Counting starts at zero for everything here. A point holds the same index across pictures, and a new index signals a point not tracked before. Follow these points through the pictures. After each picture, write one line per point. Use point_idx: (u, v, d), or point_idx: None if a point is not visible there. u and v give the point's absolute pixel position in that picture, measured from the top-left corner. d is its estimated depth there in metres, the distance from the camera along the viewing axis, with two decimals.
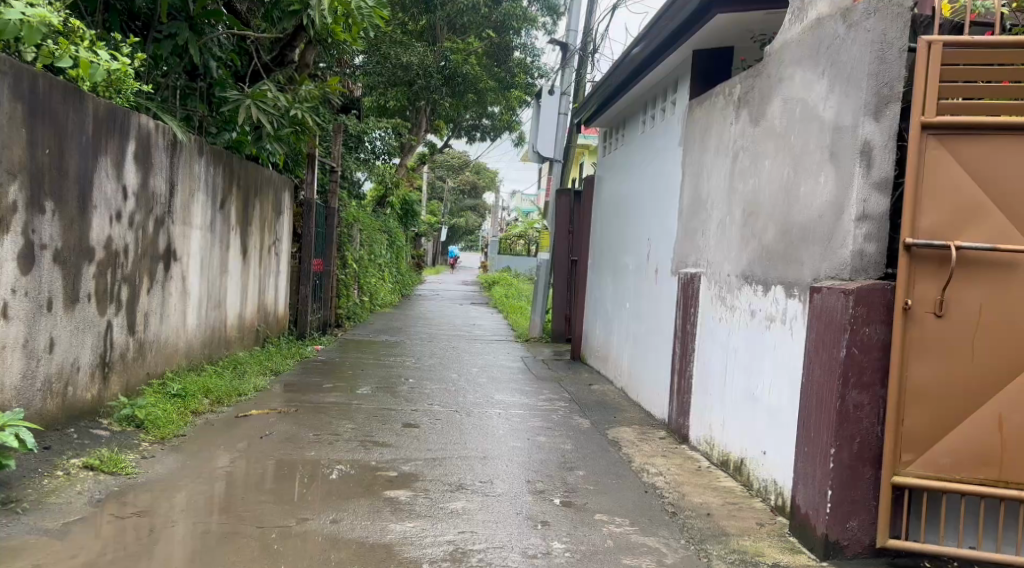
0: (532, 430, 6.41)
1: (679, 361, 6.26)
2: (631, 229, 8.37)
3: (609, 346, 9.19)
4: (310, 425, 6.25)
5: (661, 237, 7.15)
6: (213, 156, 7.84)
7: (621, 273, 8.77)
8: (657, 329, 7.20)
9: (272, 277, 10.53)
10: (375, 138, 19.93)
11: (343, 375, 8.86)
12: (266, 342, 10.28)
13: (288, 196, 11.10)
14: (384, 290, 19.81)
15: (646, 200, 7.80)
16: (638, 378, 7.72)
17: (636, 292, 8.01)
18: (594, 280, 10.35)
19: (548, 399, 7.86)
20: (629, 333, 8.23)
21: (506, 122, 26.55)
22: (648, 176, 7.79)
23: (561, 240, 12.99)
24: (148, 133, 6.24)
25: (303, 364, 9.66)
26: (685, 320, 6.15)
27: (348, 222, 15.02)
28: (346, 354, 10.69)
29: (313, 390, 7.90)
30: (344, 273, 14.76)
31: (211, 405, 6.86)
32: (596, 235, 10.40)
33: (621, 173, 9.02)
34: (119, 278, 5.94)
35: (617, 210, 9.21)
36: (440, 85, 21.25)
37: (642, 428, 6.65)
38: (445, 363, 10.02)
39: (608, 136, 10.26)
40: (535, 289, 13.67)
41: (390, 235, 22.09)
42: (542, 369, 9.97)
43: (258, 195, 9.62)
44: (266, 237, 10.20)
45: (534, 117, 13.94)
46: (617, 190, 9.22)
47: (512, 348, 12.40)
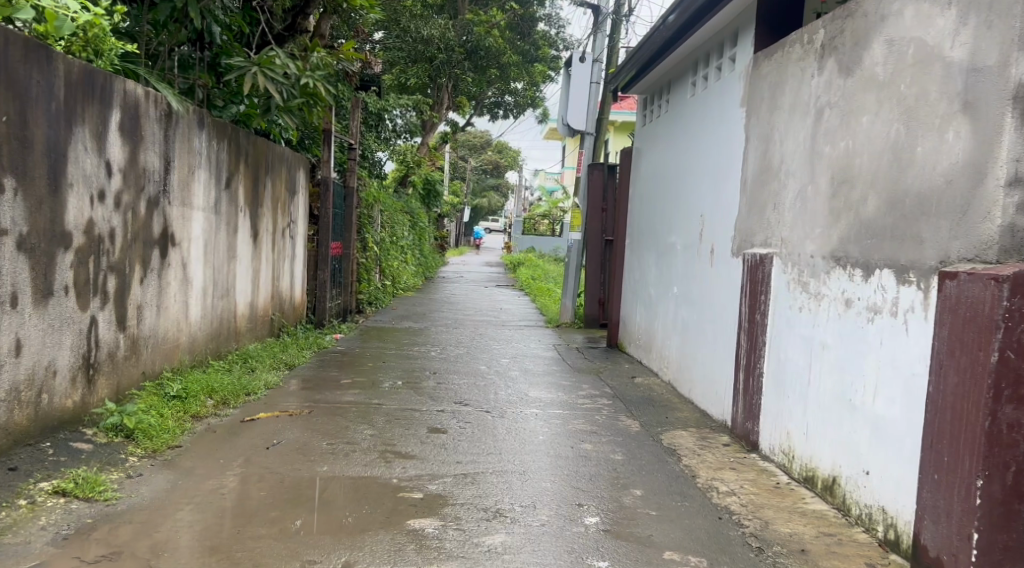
0: (576, 435, 5.63)
1: (743, 356, 5.49)
2: (678, 205, 7.56)
3: (651, 335, 8.40)
4: (324, 431, 5.51)
5: (717, 213, 6.38)
6: (215, 130, 7.07)
7: (666, 255, 7.98)
8: (712, 317, 6.39)
9: (287, 262, 9.79)
10: (396, 116, 19.14)
11: (362, 368, 8.14)
12: (282, 332, 9.57)
13: (303, 174, 10.36)
14: (406, 273, 19.04)
15: (697, 173, 6.98)
16: (689, 373, 6.93)
17: (685, 275, 7.24)
18: (633, 262, 9.54)
19: (589, 395, 7.09)
20: (677, 321, 7.43)
21: (530, 98, 25.66)
22: (699, 144, 6.97)
23: (594, 218, 12.09)
24: (137, 100, 5.49)
25: (320, 355, 8.93)
26: (751, 311, 5.39)
27: (368, 202, 14.26)
28: (367, 344, 9.96)
29: (330, 387, 7.17)
30: (364, 257, 14.04)
31: (215, 407, 6.14)
32: (635, 213, 9.57)
33: (665, 143, 8.20)
34: (104, 267, 5.20)
35: (659, 185, 8.41)
36: (462, 60, 20.64)
37: (700, 430, 5.87)
38: (473, 354, 9.28)
39: (649, 104, 9.34)
40: (566, 271, 12.83)
41: (411, 216, 21.31)
42: (577, 359, 9.20)
43: (269, 174, 8.89)
44: (280, 219, 9.46)
45: (564, 86, 13.02)
46: (660, 163, 8.42)
47: (544, 335, 11.61)
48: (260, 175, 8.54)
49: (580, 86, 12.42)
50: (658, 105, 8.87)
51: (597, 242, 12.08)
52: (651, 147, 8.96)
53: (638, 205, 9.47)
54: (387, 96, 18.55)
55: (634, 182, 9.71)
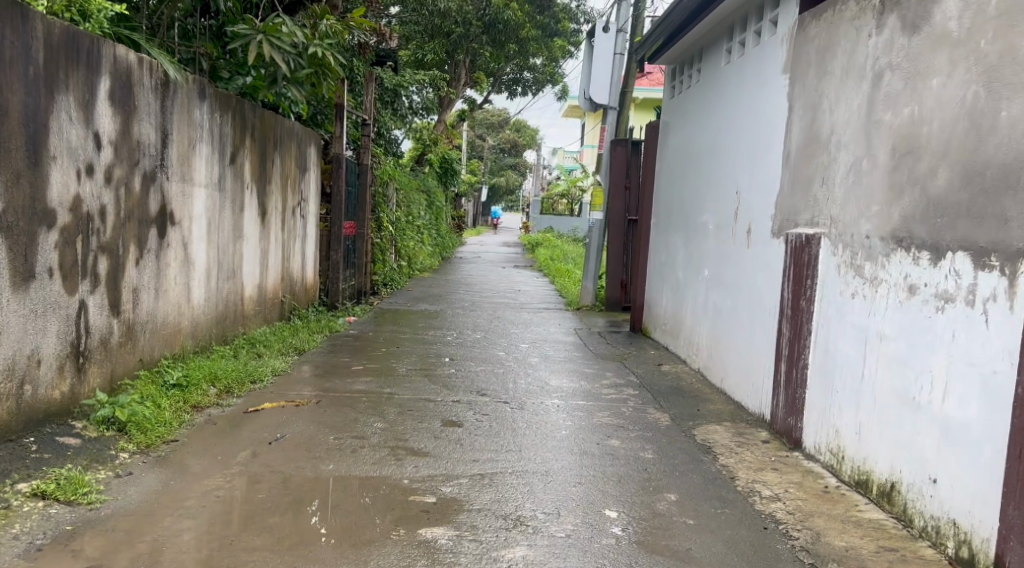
0: (603, 429, 5.23)
1: (787, 346, 5.08)
2: (710, 182, 7.13)
3: (679, 320, 8.00)
4: (332, 424, 5.14)
5: (757, 190, 5.98)
6: (219, 101, 6.67)
7: (696, 235, 7.56)
8: (749, 302, 5.98)
9: (298, 242, 9.41)
10: (412, 92, 18.73)
11: (375, 354, 7.77)
12: (293, 315, 9.19)
13: (315, 150, 9.98)
14: (422, 253, 18.65)
15: (733, 147, 6.55)
16: (722, 361, 6.53)
17: (719, 257, 6.84)
18: (659, 242, 9.12)
19: (613, 383, 6.69)
20: (708, 306, 7.01)
21: (549, 74, 25.16)
22: (736, 116, 6.53)
23: (616, 197, 11.66)
24: (129, 67, 5.12)
25: (332, 339, 8.57)
26: (796, 297, 4.98)
27: (383, 181, 13.86)
28: (381, 327, 9.59)
29: (340, 374, 6.79)
30: (379, 236, 13.65)
31: (218, 396, 5.74)
32: (661, 191, 9.14)
33: (696, 117, 7.77)
34: (94, 248, 4.83)
35: (689, 161, 7.98)
36: (480, 34, 20.27)
37: (736, 426, 5.44)
38: (491, 338, 8.89)
39: (676, 74, 8.88)
40: (587, 252, 12.39)
41: (428, 195, 20.93)
42: (599, 345, 8.78)
43: (279, 150, 8.51)
44: (290, 197, 9.07)
45: (586, 57, 12.53)
46: (689, 138, 7.99)
47: (564, 318, 11.21)
48: (269, 151, 8.16)
49: (603, 59, 11.94)
50: (689, 76, 8.40)
51: (619, 219, 11.71)
52: (679, 120, 8.50)
53: (664, 182, 9.03)
54: (404, 72, 18.20)
55: (661, 158, 9.27)
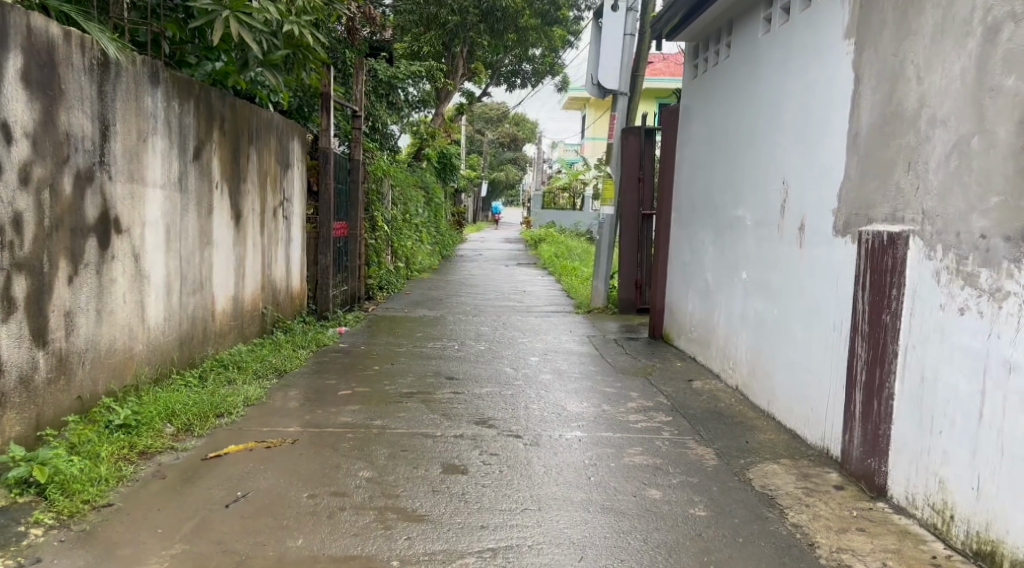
0: (637, 474, 4.32)
1: (863, 372, 4.21)
2: (749, 172, 6.27)
3: (709, 328, 7.11)
4: (308, 473, 4.23)
5: (814, 183, 5.12)
6: (175, 88, 5.72)
7: (729, 232, 6.68)
8: (806, 315, 5.10)
9: (282, 247, 8.50)
10: (408, 84, 17.88)
11: (367, 372, 6.86)
12: (276, 326, 8.27)
13: (300, 144, 9.08)
14: (421, 252, 17.72)
15: (780, 132, 5.68)
16: (769, 381, 5.65)
17: (761, 259, 5.97)
18: (680, 239, 8.22)
19: (640, 407, 5.78)
20: (749, 315, 6.13)
21: (550, 64, 24.31)
22: (782, 97, 5.67)
23: (630, 189, 10.75)
24: (49, 42, 4.21)
25: (319, 355, 7.66)
26: (876, 311, 4.11)
27: (377, 177, 12.94)
28: (375, 339, 8.66)
29: (323, 401, 5.87)
30: (375, 236, 12.73)
31: (175, 436, 4.79)
32: (683, 182, 8.24)
33: (726, 99, 6.89)
34: (5, 267, 3.96)
35: (717, 149, 7.11)
36: (477, 23, 19.42)
37: (798, 466, 4.52)
38: (496, 351, 7.97)
39: (700, 51, 7.91)
40: (597, 250, 11.45)
41: (426, 191, 20.02)
42: (617, 355, 7.84)
43: (257, 145, 7.61)
44: (271, 196, 8.13)
45: (593, 40, 11.57)
46: (717, 122, 7.11)
47: (575, 323, 10.29)
48: (244, 145, 7.25)
49: (612, 41, 10.99)
50: (716, 52, 7.44)
51: (631, 216, 10.82)
52: (705, 102, 7.57)
53: (686, 173, 8.10)
54: (399, 63, 17.32)
55: (681, 147, 8.39)
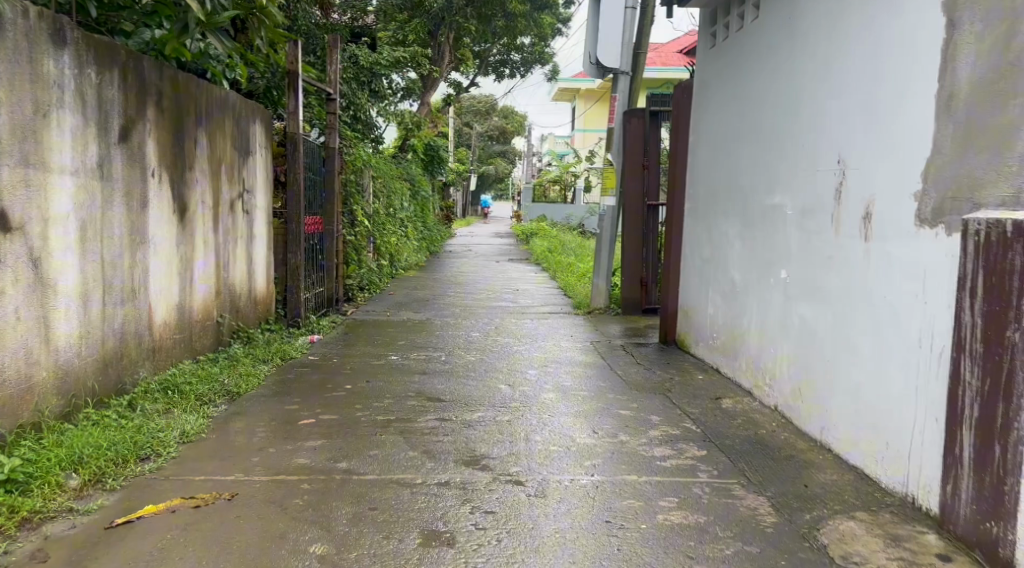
0: (673, 542, 3.36)
1: (975, 407, 3.32)
2: (788, 153, 5.30)
3: (735, 335, 6.12)
4: (240, 550, 3.27)
5: (888, 163, 4.17)
6: (92, 52, 4.69)
7: (761, 224, 5.70)
8: (879, 327, 4.16)
9: (240, 244, 7.43)
10: (392, 72, 16.86)
11: (336, 393, 5.81)
12: (235, 336, 7.23)
13: (261, 128, 8.09)
14: (406, 249, 16.65)
15: (834, 103, 4.71)
16: (824, 403, 4.68)
17: (808, 256, 4.98)
18: (696, 232, 7.23)
19: (666, 438, 4.75)
20: (792, 323, 5.13)
21: (539, 52, 23.36)
22: (835, 61, 4.72)
23: (633, 178, 9.75)
24: None
25: (285, 370, 6.60)
26: (997, 329, 3.23)
27: (357, 168, 11.86)
28: (350, 349, 7.59)
29: (277, 432, 4.82)
30: (355, 232, 11.66)
31: (76, 491, 3.75)
32: (699, 168, 7.22)
33: (755, 69, 5.92)
34: None
35: (742, 128, 6.14)
36: (464, 6, 18.46)
37: (881, 524, 3.56)
38: (488, 362, 6.94)
39: (719, 15, 6.88)
40: (598, 246, 10.38)
41: (412, 184, 18.96)
42: (627, 366, 6.82)
43: (207, 127, 6.59)
44: (225, 186, 7.06)
45: (591, 15, 10.53)
46: (743, 97, 6.14)
47: (575, 326, 9.25)
48: (190, 127, 6.22)
49: (613, 14, 9.95)
50: (739, 14, 6.45)
51: (635, 208, 9.79)
52: (727, 75, 6.54)
53: (704, 158, 7.09)
54: (381, 50, 16.31)
55: (695, 128, 7.39)
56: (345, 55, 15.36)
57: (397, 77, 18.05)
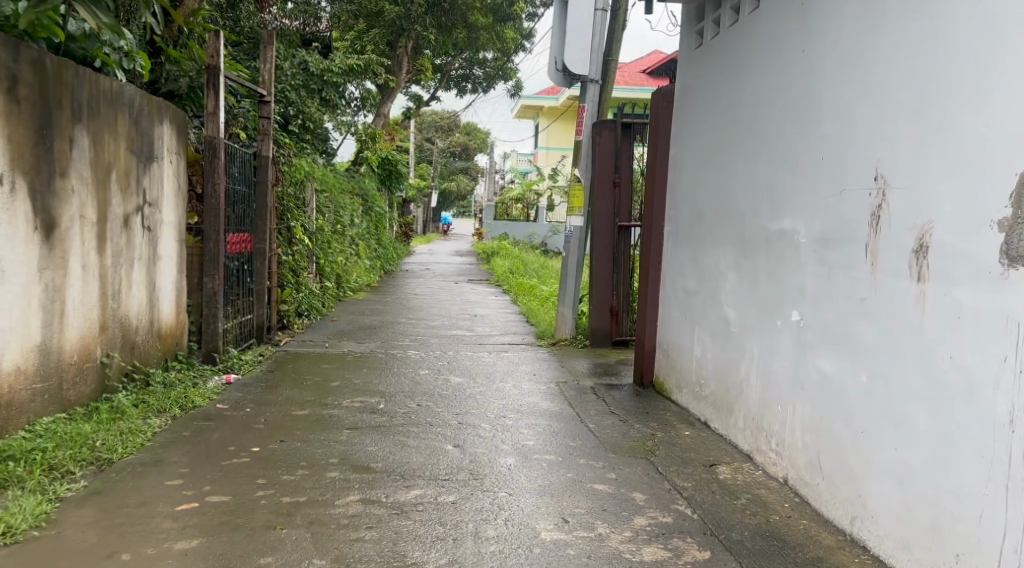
0: None
1: None
2: (802, 165, 4.21)
3: (728, 386, 4.99)
4: None
5: (953, 185, 3.17)
6: None
7: (760, 256, 4.64)
8: (941, 400, 3.14)
9: (135, 268, 6.26)
10: (348, 82, 15.64)
11: (236, 458, 4.65)
12: (130, 376, 6.17)
13: (169, 129, 6.96)
14: (356, 269, 15.44)
15: (868, 107, 3.69)
16: (858, 488, 3.58)
17: (824, 298, 3.92)
18: (679, 259, 6.11)
19: (655, 530, 3.67)
20: (800, 381, 4.07)
21: (502, 67, 22.45)
22: (868, 54, 3.71)
23: (602, 195, 8.68)
24: None
25: (182, 423, 5.42)
26: None
27: (296, 180, 10.67)
28: (270, 394, 6.41)
29: (140, 524, 3.64)
30: (292, 251, 10.43)
31: None
32: (680, 186, 6.16)
33: (758, 67, 4.86)
34: None
35: (740, 138, 5.07)
36: (422, 15, 17.43)
37: None
38: (431, 412, 5.80)
39: (706, 7, 5.82)
40: (563, 269, 9.31)
41: (365, 199, 17.76)
42: (597, 417, 5.71)
43: (90, 123, 5.48)
44: (115, 196, 5.91)
45: (556, 16, 9.47)
46: (740, 102, 5.08)
47: (536, 362, 8.15)
48: (63, 121, 5.11)
49: (581, 16, 8.90)
50: (732, 6, 5.39)
51: (605, 229, 8.73)
52: (717, 77, 5.49)
53: (687, 175, 6.03)
54: (334, 58, 15.19)
55: (675, 141, 6.33)
56: (296, 60, 14.18)
57: (354, 88, 16.80)
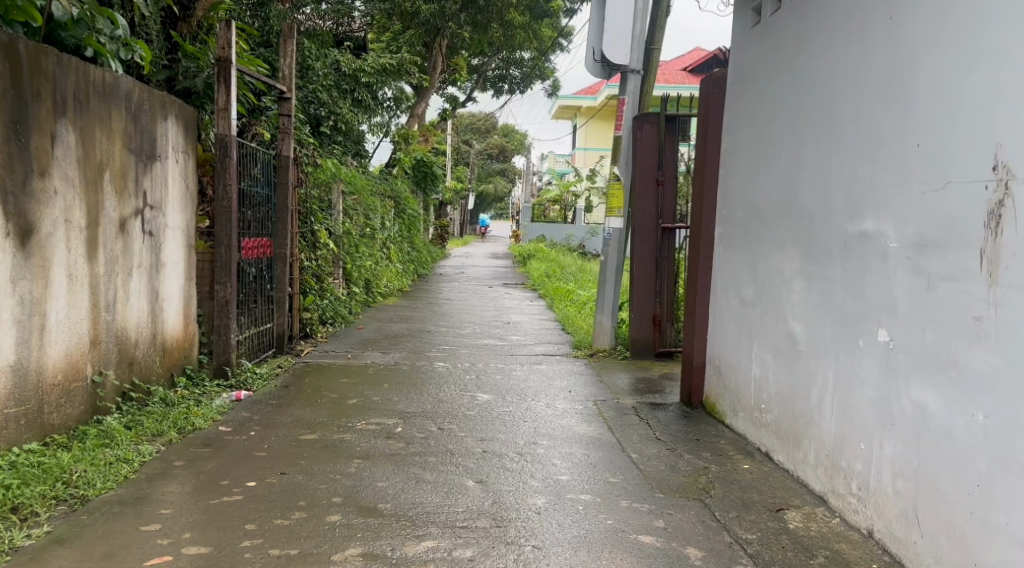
0: None
1: None
2: (891, 154, 3.54)
3: (796, 414, 4.31)
4: None
5: None
6: None
7: (834, 266, 3.97)
8: None
9: (135, 278, 5.73)
10: (384, 83, 15.02)
11: (228, 497, 4.09)
12: (128, 395, 5.60)
13: (175, 126, 6.39)
14: (387, 272, 14.90)
15: (989, 91, 3.03)
16: (977, 553, 2.95)
17: (921, 319, 3.27)
18: (734, 265, 5.43)
19: None
20: (891, 416, 3.42)
21: (539, 66, 21.86)
22: (989, 28, 3.04)
23: (644, 195, 8.01)
24: None
25: (177, 450, 4.87)
26: None
27: (321, 181, 10.12)
28: (279, 414, 5.85)
29: None
30: (316, 256, 9.87)
31: None
32: (734, 184, 5.47)
33: (830, 42, 4.19)
34: None
35: (808, 125, 4.39)
36: (458, 12, 16.89)
37: None
38: (454, 438, 5.18)
39: None
40: (602, 274, 8.63)
41: (398, 201, 17.22)
42: (642, 445, 5.04)
43: (81, 118, 4.97)
44: (111, 199, 5.38)
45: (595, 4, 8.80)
46: (808, 85, 4.41)
47: (574, 376, 7.50)
48: (42, 114, 4.60)
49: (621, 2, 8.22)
50: None
51: (647, 231, 8.05)
52: (780, 61, 4.80)
53: (742, 172, 5.35)
54: (367, 57, 14.64)
55: (728, 134, 5.63)
56: (329, 60, 13.52)
57: (390, 90, 16.09)
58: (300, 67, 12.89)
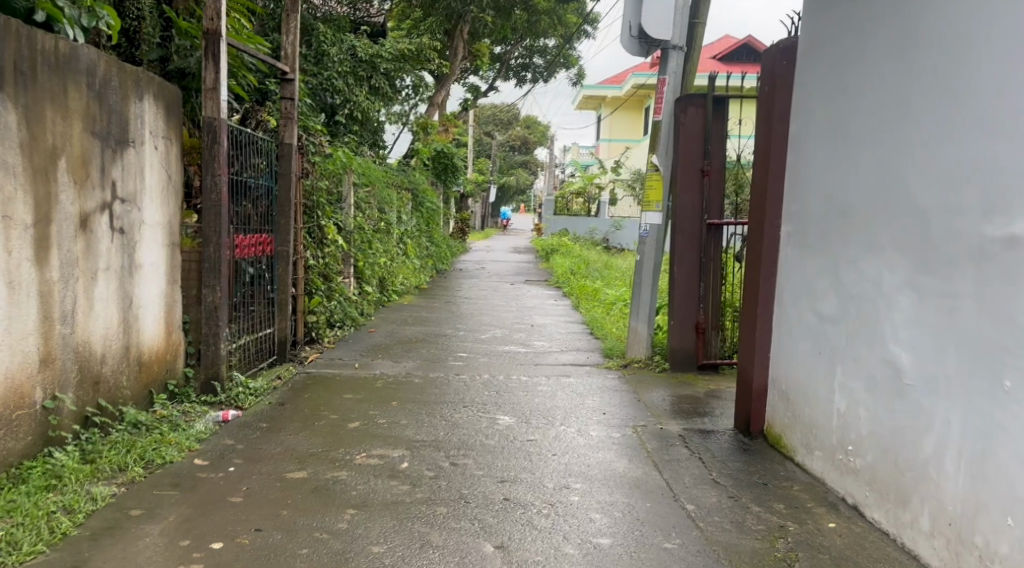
0: None
1: None
2: None
3: (900, 463, 3.71)
4: None
5: None
6: None
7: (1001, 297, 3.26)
8: None
9: (102, 284, 4.92)
10: (404, 70, 14.13)
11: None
12: (91, 422, 4.76)
13: (152, 108, 5.50)
14: (403, 269, 14.04)
15: None
16: None
17: None
18: (805, 273, 4.60)
19: None
20: None
21: (564, 54, 20.97)
22: None
23: (687, 187, 7.11)
24: None
25: (135, 493, 4.10)
26: None
27: (331, 172, 9.27)
28: (267, 442, 5.03)
29: None
30: (324, 254, 9.01)
31: None
32: (806, 179, 4.62)
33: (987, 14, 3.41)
34: None
35: (942, 113, 3.61)
36: None
37: None
38: (471, 479, 4.32)
39: None
40: (638, 275, 7.73)
41: (415, 193, 16.36)
42: (699, 494, 4.23)
43: (23, 95, 4.22)
44: (67, 191, 4.59)
45: None
46: (939, 67, 3.64)
47: (611, 392, 6.62)
48: None
49: None
50: None
51: (694, 228, 7.15)
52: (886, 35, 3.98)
53: (817, 164, 4.50)
54: (384, 43, 13.76)
55: (795, 119, 4.77)
56: (345, 46, 12.60)
57: (410, 78, 15.21)
58: (314, 52, 12.13)
